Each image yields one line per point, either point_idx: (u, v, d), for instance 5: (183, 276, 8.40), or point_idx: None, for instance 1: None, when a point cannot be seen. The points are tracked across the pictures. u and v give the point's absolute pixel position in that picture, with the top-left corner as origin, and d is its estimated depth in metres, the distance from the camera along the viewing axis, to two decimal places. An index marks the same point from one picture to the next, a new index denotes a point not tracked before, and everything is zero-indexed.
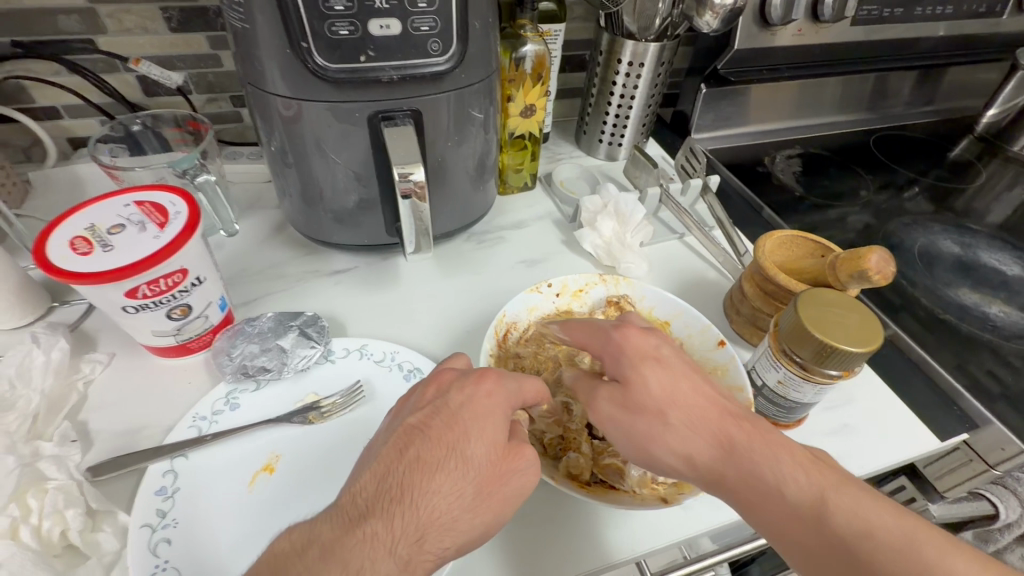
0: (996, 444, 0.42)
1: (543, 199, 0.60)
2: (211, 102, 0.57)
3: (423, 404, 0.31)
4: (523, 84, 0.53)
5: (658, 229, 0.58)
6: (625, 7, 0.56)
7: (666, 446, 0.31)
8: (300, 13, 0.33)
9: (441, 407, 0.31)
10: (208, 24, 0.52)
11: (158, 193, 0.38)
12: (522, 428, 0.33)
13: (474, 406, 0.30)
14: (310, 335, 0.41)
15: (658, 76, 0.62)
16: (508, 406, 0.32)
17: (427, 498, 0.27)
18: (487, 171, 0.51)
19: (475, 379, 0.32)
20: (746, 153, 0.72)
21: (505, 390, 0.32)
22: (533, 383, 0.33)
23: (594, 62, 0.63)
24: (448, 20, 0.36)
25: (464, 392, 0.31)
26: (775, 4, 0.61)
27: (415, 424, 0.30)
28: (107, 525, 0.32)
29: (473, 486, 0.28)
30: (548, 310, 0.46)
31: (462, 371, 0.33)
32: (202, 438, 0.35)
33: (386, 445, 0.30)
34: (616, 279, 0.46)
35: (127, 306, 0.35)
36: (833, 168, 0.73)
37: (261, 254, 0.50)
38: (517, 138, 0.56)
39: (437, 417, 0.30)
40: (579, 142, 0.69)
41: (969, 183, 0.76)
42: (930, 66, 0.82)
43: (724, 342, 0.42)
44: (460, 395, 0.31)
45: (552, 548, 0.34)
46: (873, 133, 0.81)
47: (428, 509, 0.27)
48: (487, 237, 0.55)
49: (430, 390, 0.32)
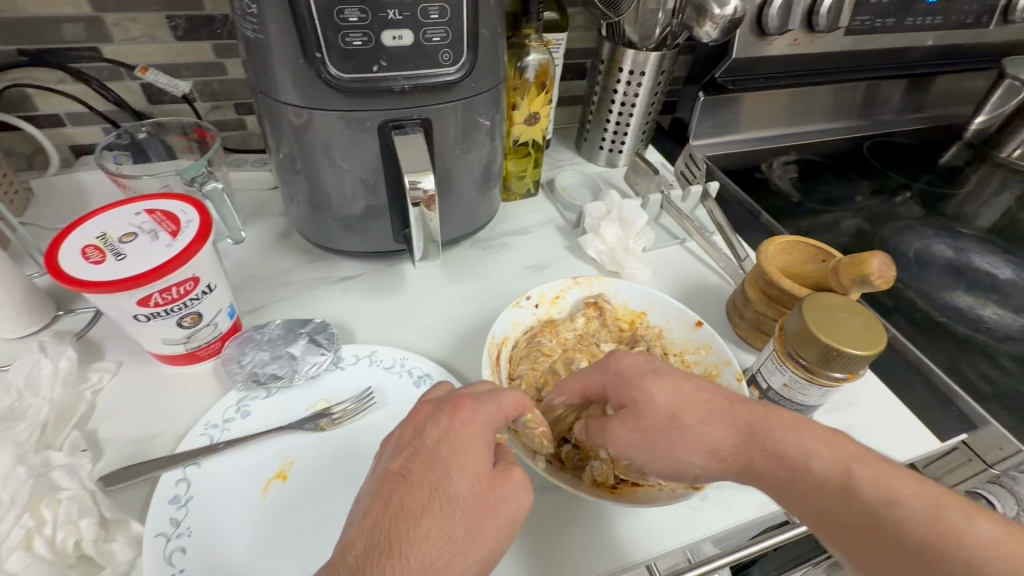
0: (994, 443, 0.43)
1: (546, 205, 0.61)
2: (215, 110, 0.57)
3: (401, 445, 0.30)
4: (527, 92, 0.53)
5: (660, 234, 0.59)
6: (626, 18, 0.56)
7: (688, 449, 0.31)
8: (315, 23, 0.33)
9: (419, 448, 0.29)
10: (213, 32, 0.52)
11: (168, 201, 0.38)
12: (506, 450, 0.32)
13: (453, 441, 0.29)
14: (319, 342, 0.42)
15: (658, 84, 0.63)
16: (489, 435, 0.30)
17: (417, 547, 0.26)
18: (493, 178, 0.51)
19: (450, 411, 0.31)
20: (743, 160, 0.74)
21: (482, 420, 0.30)
22: (511, 395, 0.32)
23: (595, 71, 0.64)
24: (460, 31, 0.37)
25: (441, 425, 0.30)
26: (772, 14, 0.62)
27: (395, 470, 0.29)
28: (120, 534, 0.31)
29: (463, 526, 0.27)
30: (531, 323, 0.43)
31: (439, 403, 0.32)
32: (214, 446, 0.35)
33: (369, 495, 0.28)
34: (588, 279, 0.44)
35: (138, 314, 0.35)
36: (828, 174, 0.74)
37: (267, 261, 0.50)
38: (520, 146, 0.57)
39: (416, 459, 0.29)
40: (580, 149, 0.70)
41: (959, 189, 0.77)
42: (920, 74, 0.84)
43: (701, 323, 0.42)
44: (436, 431, 0.30)
45: (568, 552, 0.34)
46: (865, 140, 0.83)
47: (421, 560, 0.25)
48: (491, 244, 0.56)
49: (406, 432, 0.30)
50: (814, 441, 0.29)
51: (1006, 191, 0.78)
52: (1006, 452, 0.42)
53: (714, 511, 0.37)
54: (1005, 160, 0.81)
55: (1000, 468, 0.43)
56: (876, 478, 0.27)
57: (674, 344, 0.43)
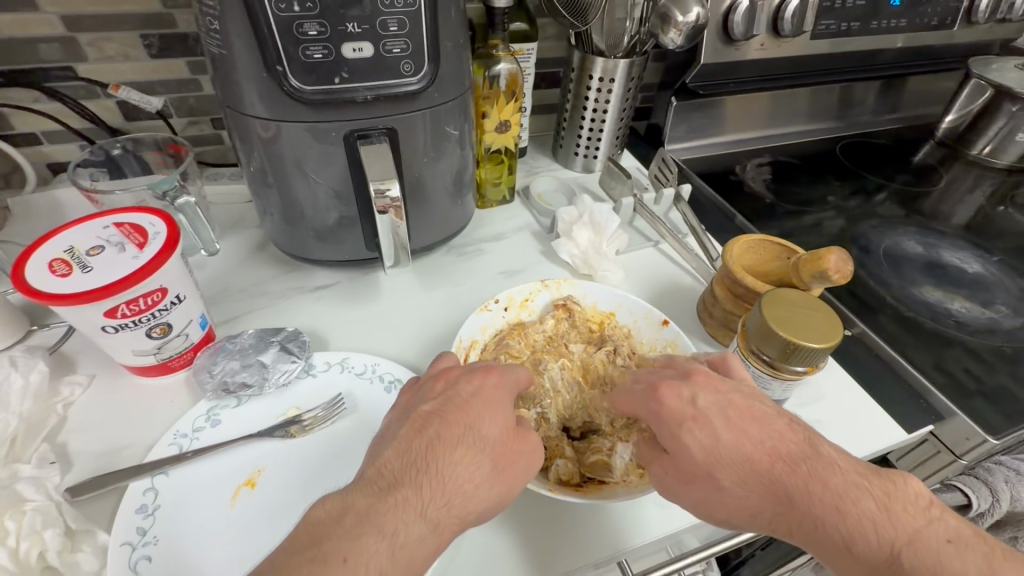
0: (962, 434, 0.43)
1: (522, 211, 0.62)
2: (192, 125, 0.58)
3: (434, 394, 0.33)
4: (497, 100, 0.54)
5: (634, 237, 0.60)
6: (594, 27, 0.58)
7: (726, 508, 0.30)
8: (275, 38, 0.34)
9: (453, 397, 0.33)
10: (187, 50, 0.53)
11: (137, 215, 0.38)
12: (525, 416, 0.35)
13: (483, 395, 0.33)
14: (290, 350, 0.42)
15: (629, 91, 0.64)
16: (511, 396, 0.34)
17: (452, 469, 0.29)
18: (465, 187, 0.52)
19: (481, 373, 0.34)
20: (719, 163, 0.75)
21: (506, 383, 0.34)
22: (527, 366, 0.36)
23: (567, 79, 0.65)
24: (419, 42, 0.38)
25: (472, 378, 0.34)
26: (737, 21, 0.63)
27: (428, 411, 0.32)
28: (86, 545, 0.32)
29: (490, 461, 0.30)
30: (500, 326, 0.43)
31: (467, 367, 0.36)
32: (183, 455, 0.35)
33: (402, 429, 0.31)
34: (557, 282, 0.45)
35: (107, 326, 0.36)
36: (802, 175, 0.75)
37: (243, 273, 0.51)
38: (493, 153, 0.58)
39: (450, 404, 0.32)
40: (556, 156, 0.71)
41: (932, 187, 0.79)
42: (890, 76, 0.86)
43: (667, 321, 0.42)
44: (469, 385, 0.33)
45: (538, 550, 0.33)
46: (839, 141, 0.85)
47: (453, 480, 0.29)
48: (466, 250, 0.56)
49: (439, 385, 0.34)
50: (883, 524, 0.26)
51: (978, 188, 0.79)
52: (973, 442, 0.43)
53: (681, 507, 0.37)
54: (976, 157, 0.83)
55: (968, 458, 0.43)
56: (936, 561, 0.25)
57: (642, 343, 0.43)
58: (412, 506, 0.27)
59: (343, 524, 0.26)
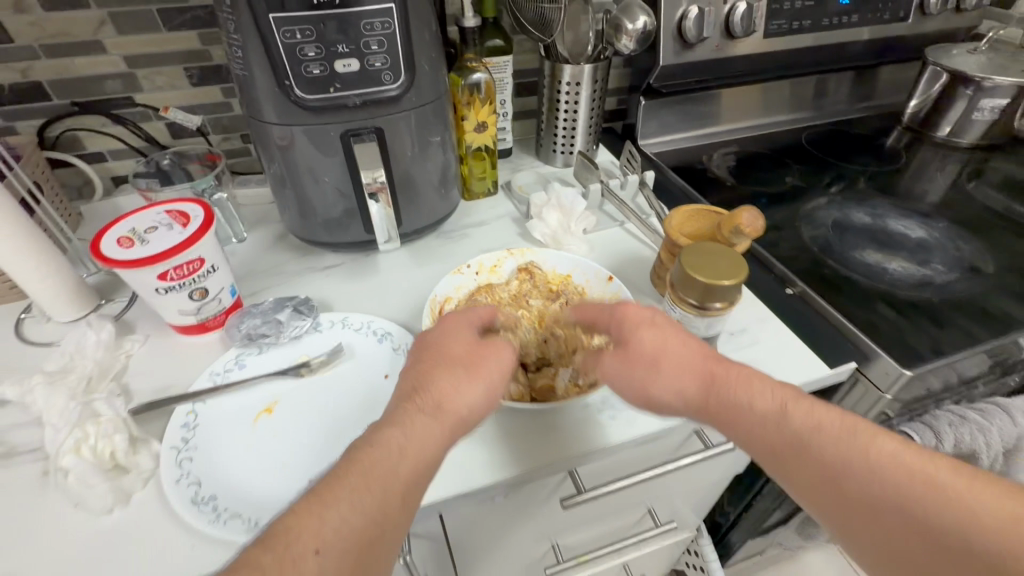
0: (883, 372, 0.49)
1: (504, 202, 0.70)
2: (225, 140, 0.69)
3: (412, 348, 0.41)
4: (474, 105, 0.64)
5: (602, 219, 0.68)
6: (558, 38, 0.67)
7: (662, 392, 0.38)
8: (282, 59, 0.45)
9: (423, 341, 0.40)
10: (221, 78, 0.64)
11: (183, 203, 0.49)
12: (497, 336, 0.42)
13: (445, 329, 0.40)
14: (302, 311, 0.51)
15: (596, 93, 0.72)
16: (472, 322, 0.42)
17: (432, 381, 0.37)
18: (450, 180, 0.61)
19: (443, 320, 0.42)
20: (688, 155, 0.82)
21: (465, 316, 0.42)
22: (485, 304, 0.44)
23: (542, 86, 0.74)
24: (396, 56, 0.47)
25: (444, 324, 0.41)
26: (689, 26, 0.71)
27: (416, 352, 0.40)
28: (144, 449, 0.41)
29: (462, 367, 0.38)
30: (472, 287, 0.52)
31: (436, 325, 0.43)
32: (217, 387, 0.45)
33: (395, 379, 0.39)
34: (521, 250, 0.54)
35: (159, 288, 0.46)
36: (766, 161, 0.82)
37: (266, 257, 0.61)
38: (475, 151, 0.67)
39: (422, 348, 0.40)
40: (538, 154, 0.80)
41: (897, 168, 0.83)
42: (854, 68, 0.92)
43: (612, 277, 0.51)
44: (435, 330, 0.41)
45: (494, 458, 0.41)
46: (808, 131, 0.91)
47: (436, 388, 0.36)
48: (453, 234, 0.65)
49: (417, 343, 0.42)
50: (783, 407, 0.36)
51: (943, 167, 0.84)
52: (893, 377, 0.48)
53: (618, 426, 0.44)
54: (942, 139, 0.87)
55: (892, 392, 0.49)
56: (819, 425, 0.35)
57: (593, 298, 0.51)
58: (410, 410, 0.35)
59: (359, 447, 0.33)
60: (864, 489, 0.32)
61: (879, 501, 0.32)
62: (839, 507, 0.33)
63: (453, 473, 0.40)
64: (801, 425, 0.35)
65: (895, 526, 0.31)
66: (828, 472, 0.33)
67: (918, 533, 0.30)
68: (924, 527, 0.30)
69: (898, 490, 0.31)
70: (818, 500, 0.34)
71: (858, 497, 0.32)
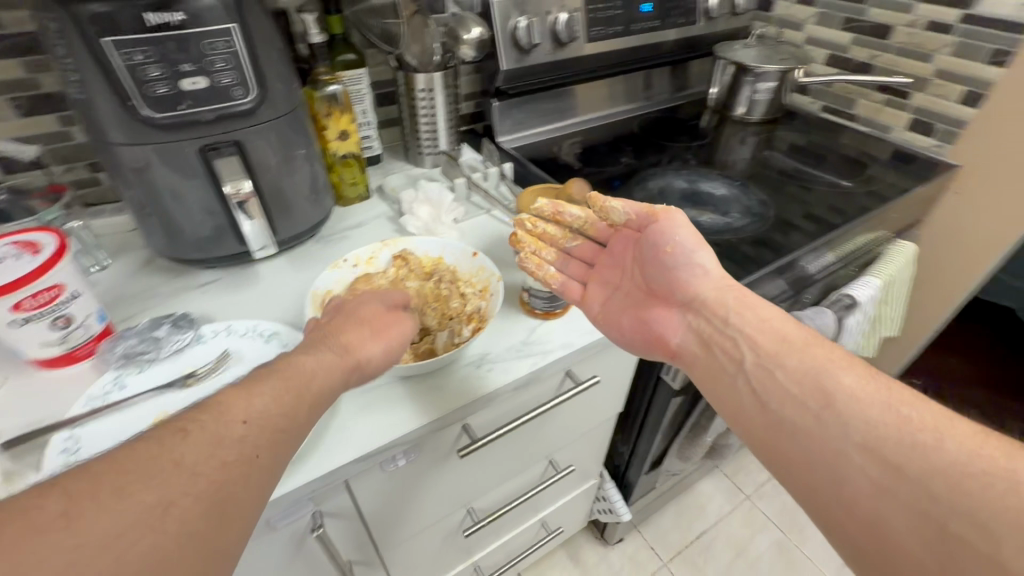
0: None
1: (379, 203, 0.75)
2: (69, 171, 0.66)
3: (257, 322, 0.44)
4: (333, 115, 0.68)
5: (470, 209, 0.75)
6: (405, 49, 0.73)
7: (671, 331, 0.52)
8: (124, 81, 0.46)
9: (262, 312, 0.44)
10: (56, 106, 0.62)
11: (30, 233, 0.47)
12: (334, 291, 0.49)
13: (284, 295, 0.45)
14: (181, 325, 0.53)
15: (449, 97, 0.79)
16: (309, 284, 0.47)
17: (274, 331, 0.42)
18: (320, 188, 0.65)
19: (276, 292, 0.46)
20: (541, 147, 0.93)
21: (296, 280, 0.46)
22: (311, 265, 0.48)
23: (400, 94, 0.80)
24: (243, 72, 0.50)
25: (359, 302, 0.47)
26: (521, 32, 0.81)
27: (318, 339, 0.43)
28: (20, 482, 0.40)
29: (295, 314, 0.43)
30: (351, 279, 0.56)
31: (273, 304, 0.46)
32: (96, 410, 0.44)
33: None
34: (393, 241, 0.59)
35: (14, 320, 0.44)
36: (607, 147, 0.95)
37: (134, 283, 0.60)
38: (343, 158, 0.71)
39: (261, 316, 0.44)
40: (407, 158, 0.86)
41: (709, 143, 1.01)
42: (668, 64, 1.09)
43: (477, 253, 0.58)
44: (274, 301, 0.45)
45: (387, 423, 0.46)
46: (639, 119, 1.06)
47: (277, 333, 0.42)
48: (332, 238, 0.68)
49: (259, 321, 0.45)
50: (789, 360, 0.42)
51: (742, 139, 1.03)
52: None
53: (496, 377, 0.51)
54: (739, 117, 1.07)
55: None
56: (859, 389, 0.38)
57: (464, 274, 0.58)
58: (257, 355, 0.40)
59: (216, 416, 0.33)
60: (841, 438, 0.36)
61: (875, 465, 0.34)
62: (835, 471, 0.36)
63: (350, 441, 0.44)
64: (787, 374, 0.41)
65: (893, 489, 0.33)
66: (819, 427, 0.38)
67: (913, 481, 0.33)
68: (915, 482, 0.32)
69: (900, 444, 0.34)
70: (815, 469, 0.37)
71: (845, 461, 0.35)
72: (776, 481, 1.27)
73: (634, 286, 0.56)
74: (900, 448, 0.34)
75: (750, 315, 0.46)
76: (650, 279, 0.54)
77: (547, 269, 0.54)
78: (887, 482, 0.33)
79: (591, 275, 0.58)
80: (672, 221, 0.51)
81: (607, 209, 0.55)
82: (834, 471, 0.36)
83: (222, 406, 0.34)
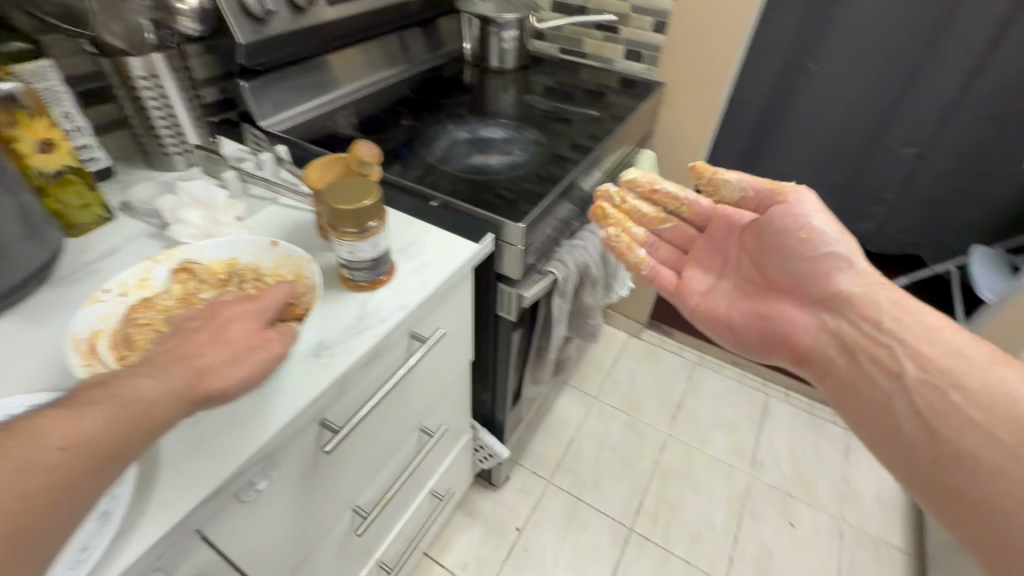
0: (510, 232, 0.66)
1: (130, 221, 0.62)
2: None
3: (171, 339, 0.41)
4: (20, 121, 0.52)
5: (252, 202, 0.67)
6: (100, 30, 0.59)
7: (792, 317, 0.56)
8: None
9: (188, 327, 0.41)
10: None
11: None
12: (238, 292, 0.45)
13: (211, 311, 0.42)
14: None
15: (182, 81, 0.67)
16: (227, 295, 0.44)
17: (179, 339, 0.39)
18: (36, 218, 0.51)
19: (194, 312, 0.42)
20: (312, 125, 0.86)
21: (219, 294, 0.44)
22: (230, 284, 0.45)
23: (115, 88, 0.66)
24: None
25: (194, 316, 0.39)
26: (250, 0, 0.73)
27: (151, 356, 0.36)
28: None
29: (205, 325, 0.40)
30: (124, 311, 0.47)
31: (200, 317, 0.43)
32: None
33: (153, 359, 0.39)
34: (166, 253, 0.51)
35: None
36: (382, 114, 0.93)
37: None
38: (57, 176, 0.56)
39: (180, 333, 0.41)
40: (150, 163, 0.72)
41: (478, 96, 1.07)
42: (418, 23, 1.10)
43: (275, 242, 0.53)
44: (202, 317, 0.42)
45: (227, 447, 0.41)
46: (405, 82, 1.06)
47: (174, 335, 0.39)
48: (76, 273, 0.55)
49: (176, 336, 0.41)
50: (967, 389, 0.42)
51: (505, 88, 1.11)
52: (515, 232, 0.66)
53: (338, 360, 0.48)
54: (495, 68, 1.15)
55: (520, 243, 0.67)
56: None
57: (266, 269, 0.53)
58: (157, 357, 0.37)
59: (28, 439, 0.29)
60: (927, 449, 0.43)
61: (925, 475, 0.43)
62: (907, 452, 0.44)
63: (187, 481, 0.38)
64: (967, 397, 0.42)
65: (944, 481, 0.41)
66: (967, 458, 0.40)
67: None
68: None
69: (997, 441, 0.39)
70: (949, 498, 0.40)
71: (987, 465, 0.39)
72: (611, 377, 1.49)
73: (741, 275, 0.63)
74: (1007, 411, 0.40)
75: (909, 320, 0.49)
76: (771, 272, 0.59)
77: (636, 252, 0.64)
78: (996, 472, 0.38)
79: (693, 253, 0.67)
80: (802, 202, 0.56)
81: (717, 181, 0.63)
82: (890, 428, 0.46)
83: (35, 429, 0.29)
